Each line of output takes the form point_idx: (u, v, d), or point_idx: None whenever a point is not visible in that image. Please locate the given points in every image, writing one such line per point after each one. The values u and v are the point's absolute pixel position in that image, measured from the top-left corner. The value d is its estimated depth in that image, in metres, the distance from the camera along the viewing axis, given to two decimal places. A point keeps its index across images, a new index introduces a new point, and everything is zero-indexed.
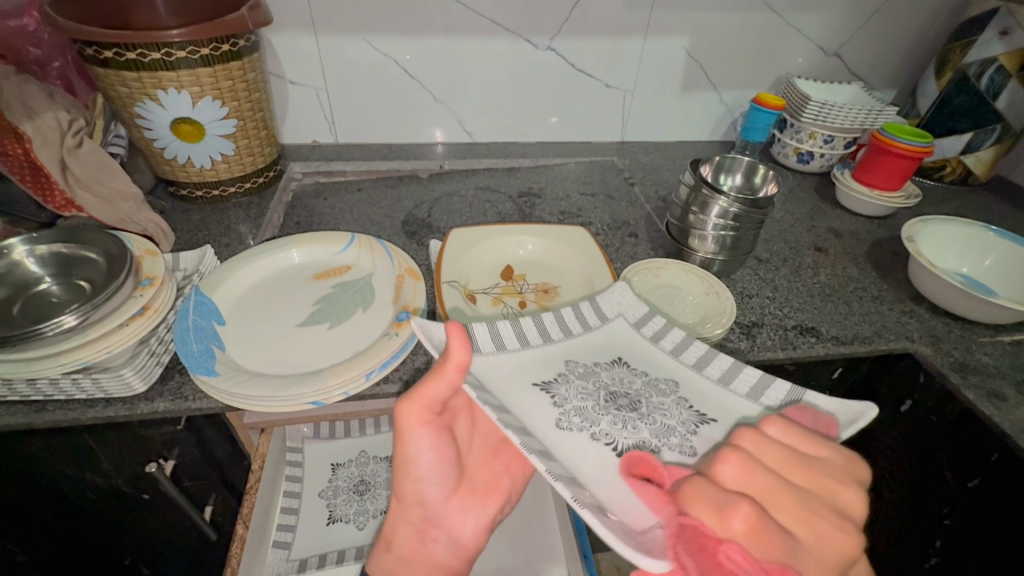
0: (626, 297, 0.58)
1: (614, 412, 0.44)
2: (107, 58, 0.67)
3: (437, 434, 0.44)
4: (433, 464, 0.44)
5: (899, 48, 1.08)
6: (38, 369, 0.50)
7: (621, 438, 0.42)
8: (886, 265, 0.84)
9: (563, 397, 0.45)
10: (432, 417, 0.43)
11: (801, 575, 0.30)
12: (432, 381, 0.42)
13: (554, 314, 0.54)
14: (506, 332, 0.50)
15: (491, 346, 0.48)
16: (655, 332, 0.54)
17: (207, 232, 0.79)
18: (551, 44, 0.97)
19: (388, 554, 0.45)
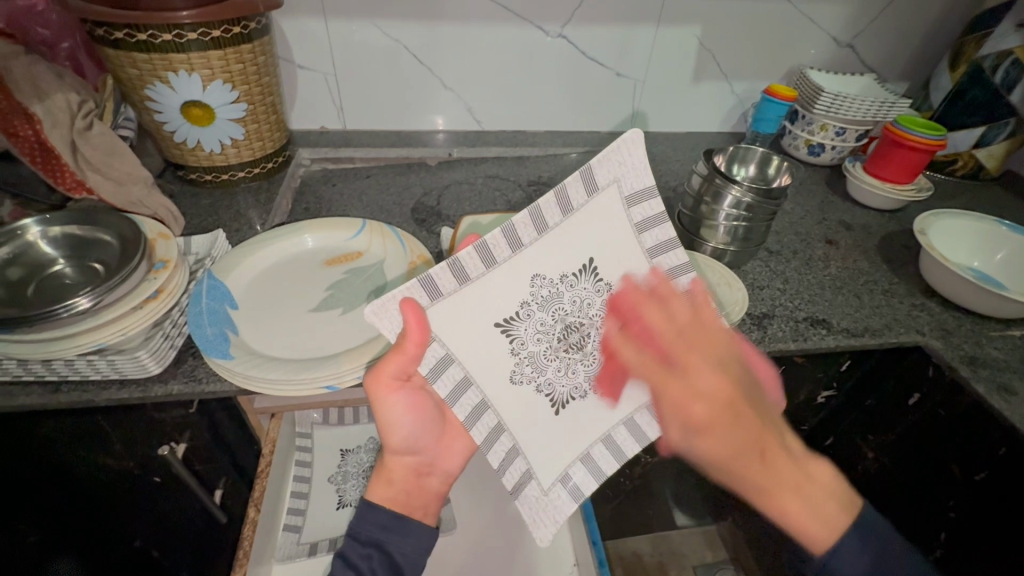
0: (629, 159, 0.47)
1: (563, 355, 0.50)
2: (118, 39, 0.67)
3: (399, 402, 0.52)
4: (406, 414, 0.53)
5: (913, 40, 1.06)
6: (53, 349, 0.50)
7: (559, 387, 0.50)
8: (897, 258, 0.84)
9: (521, 341, 0.49)
10: (400, 384, 0.51)
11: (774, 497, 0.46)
12: (393, 359, 0.46)
13: (528, 210, 0.46)
14: (471, 259, 0.46)
15: (454, 285, 0.46)
16: (642, 220, 0.49)
17: (216, 216, 0.79)
18: (563, 31, 0.96)
19: (389, 488, 0.56)
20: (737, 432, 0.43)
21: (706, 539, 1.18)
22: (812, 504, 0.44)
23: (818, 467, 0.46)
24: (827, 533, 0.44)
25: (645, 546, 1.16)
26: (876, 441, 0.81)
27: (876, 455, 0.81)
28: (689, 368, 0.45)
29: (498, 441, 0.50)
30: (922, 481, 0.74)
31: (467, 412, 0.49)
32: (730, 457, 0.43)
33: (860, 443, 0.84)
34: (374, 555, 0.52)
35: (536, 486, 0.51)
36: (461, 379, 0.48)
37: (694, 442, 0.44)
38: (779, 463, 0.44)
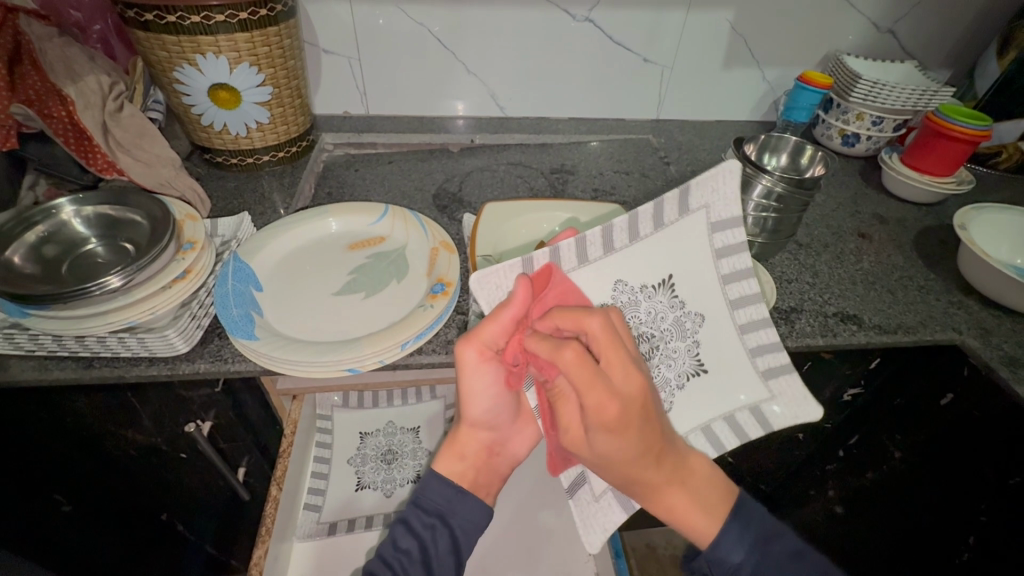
0: (725, 186, 0.46)
1: None
2: (148, 21, 0.67)
3: (485, 372, 0.51)
4: (490, 389, 0.52)
5: (959, 25, 1.01)
6: (86, 325, 0.51)
7: None
8: (934, 254, 0.81)
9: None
10: (491, 355, 0.51)
11: (681, 524, 0.47)
12: (488, 325, 0.48)
13: (628, 215, 0.50)
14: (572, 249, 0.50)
15: (555, 270, 0.50)
16: (724, 246, 0.48)
17: (242, 199, 0.80)
18: (590, 15, 0.94)
19: (459, 462, 0.55)
20: (638, 446, 0.44)
21: None
22: (695, 494, 0.47)
23: (699, 462, 0.49)
24: (712, 522, 0.47)
25: (659, 538, 1.15)
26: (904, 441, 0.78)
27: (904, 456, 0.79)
28: (605, 365, 0.43)
29: (553, 414, 0.54)
30: (953, 484, 0.72)
31: (546, 404, 0.53)
32: (632, 457, 0.44)
33: (886, 442, 0.81)
34: (437, 526, 0.52)
35: (588, 490, 0.53)
36: (540, 367, 0.52)
37: (596, 445, 0.45)
38: (667, 463, 0.46)
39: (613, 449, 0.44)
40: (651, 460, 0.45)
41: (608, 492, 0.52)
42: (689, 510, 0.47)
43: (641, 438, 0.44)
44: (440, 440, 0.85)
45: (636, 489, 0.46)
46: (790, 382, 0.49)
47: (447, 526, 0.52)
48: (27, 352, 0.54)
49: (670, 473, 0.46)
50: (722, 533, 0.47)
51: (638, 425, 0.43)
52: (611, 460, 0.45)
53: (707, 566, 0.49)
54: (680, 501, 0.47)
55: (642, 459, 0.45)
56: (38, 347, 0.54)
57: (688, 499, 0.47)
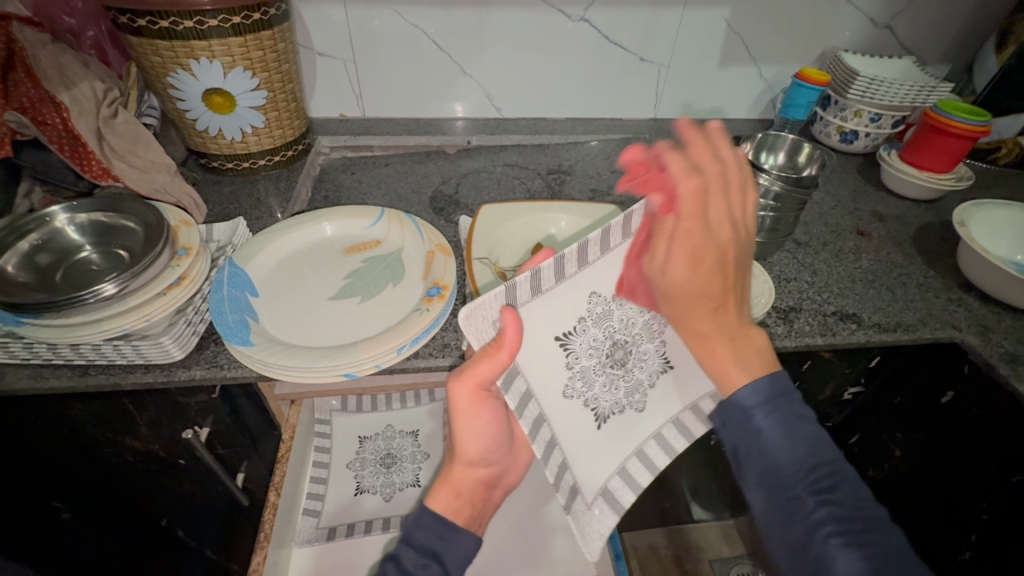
0: None
1: (608, 371, 0.49)
2: (141, 27, 0.67)
3: (481, 411, 0.50)
4: (486, 425, 0.51)
5: (957, 21, 1.01)
6: (81, 333, 0.51)
7: (603, 402, 0.49)
8: (934, 251, 0.80)
9: (575, 355, 0.49)
10: (483, 394, 0.49)
11: (713, 368, 0.44)
12: (484, 365, 0.45)
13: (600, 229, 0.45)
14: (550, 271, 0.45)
15: (528, 296, 0.46)
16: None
17: (238, 204, 0.80)
18: (585, 15, 0.93)
19: (455, 499, 0.51)
20: (715, 274, 0.42)
21: (724, 534, 1.15)
22: (742, 356, 0.44)
23: (758, 334, 0.45)
24: (744, 380, 0.43)
25: (661, 538, 1.15)
26: (905, 439, 0.78)
27: (904, 455, 0.78)
28: (714, 200, 0.42)
29: (541, 430, 0.49)
30: (955, 483, 0.71)
31: (529, 425, 0.49)
32: (700, 283, 0.42)
33: (886, 440, 0.81)
34: (431, 565, 0.47)
35: (581, 500, 0.50)
36: (524, 391, 0.48)
37: (672, 265, 0.43)
38: (728, 312, 0.44)
39: (687, 254, 0.42)
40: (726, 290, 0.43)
41: (600, 496, 0.49)
42: (732, 361, 0.44)
43: (716, 272, 0.42)
44: (439, 443, 0.84)
45: (699, 303, 0.43)
46: None
47: (441, 563, 0.48)
48: (22, 360, 0.55)
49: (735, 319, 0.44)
50: (754, 388, 0.43)
51: (716, 260, 0.42)
52: (680, 265, 0.42)
53: (722, 423, 0.45)
54: (723, 350, 0.44)
55: (704, 279, 0.42)
56: (33, 356, 0.54)
57: (733, 348, 0.44)
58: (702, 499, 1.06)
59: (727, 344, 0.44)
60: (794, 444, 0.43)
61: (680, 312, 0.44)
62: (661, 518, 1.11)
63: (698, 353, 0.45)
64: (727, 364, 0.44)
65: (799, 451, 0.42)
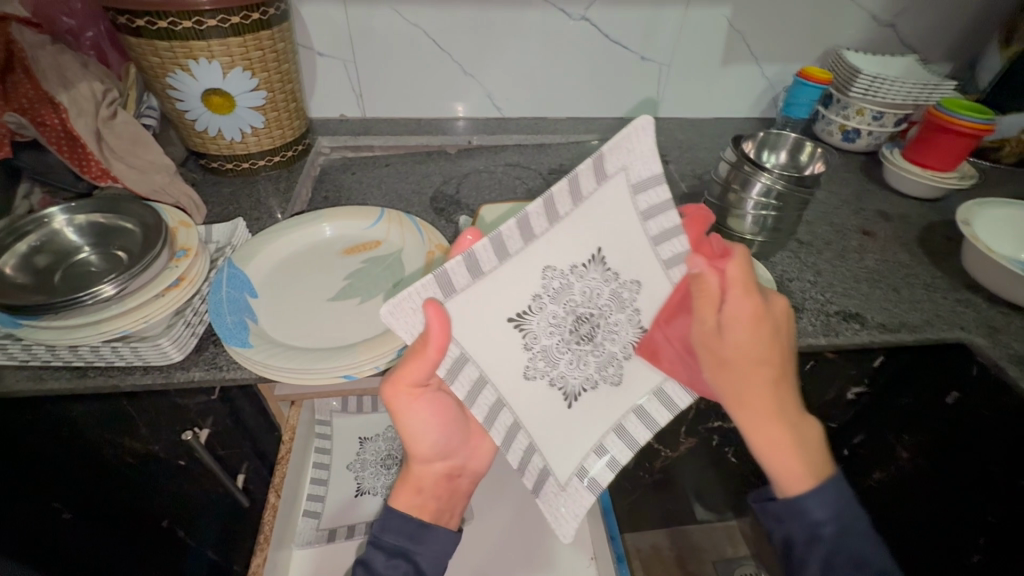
0: (641, 145, 0.41)
1: (574, 348, 0.47)
2: (140, 27, 0.67)
3: (421, 406, 0.49)
4: (432, 417, 0.50)
5: (961, 18, 1.00)
6: (80, 335, 0.51)
7: (571, 380, 0.47)
8: (938, 251, 0.80)
9: (534, 335, 0.45)
10: (419, 390, 0.48)
11: (774, 458, 0.44)
12: (411, 364, 0.43)
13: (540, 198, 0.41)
14: (487, 251, 0.41)
15: (468, 280, 0.41)
16: (649, 208, 0.42)
17: (238, 205, 0.80)
18: (586, 13, 0.93)
19: (418, 496, 0.52)
20: (770, 351, 0.44)
21: (727, 535, 1.15)
22: (801, 449, 0.45)
23: (813, 425, 0.46)
24: (805, 477, 0.44)
25: (664, 539, 1.14)
26: (912, 441, 0.77)
27: (912, 457, 0.78)
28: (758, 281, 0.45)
29: (499, 416, 0.46)
30: (962, 485, 0.71)
31: (484, 413, 0.45)
32: (758, 354, 0.43)
33: (893, 440, 0.80)
34: (401, 565, 0.50)
35: (553, 482, 0.48)
36: (477, 377, 0.44)
37: (731, 341, 0.43)
38: (783, 392, 0.45)
39: (742, 331, 0.43)
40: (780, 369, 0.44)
41: (574, 477, 0.48)
42: (790, 449, 0.44)
43: (771, 347, 0.44)
44: None
45: (761, 391, 0.44)
46: None
47: (414, 560, 0.51)
48: (21, 362, 0.54)
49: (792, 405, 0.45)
50: (817, 490, 0.44)
51: (769, 332, 0.44)
52: (738, 337, 0.43)
53: (777, 517, 0.46)
54: (783, 437, 0.44)
55: (760, 353, 0.43)
56: (32, 357, 0.54)
57: (791, 437, 0.44)
58: (704, 500, 1.05)
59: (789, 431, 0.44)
60: (858, 562, 0.44)
61: (739, 397, 0.44)
62: (663, 518, 1.11)
63: (755, 444, 0.45)
64: (790, 455, 0.44)
65: (861, 562, 0.44)
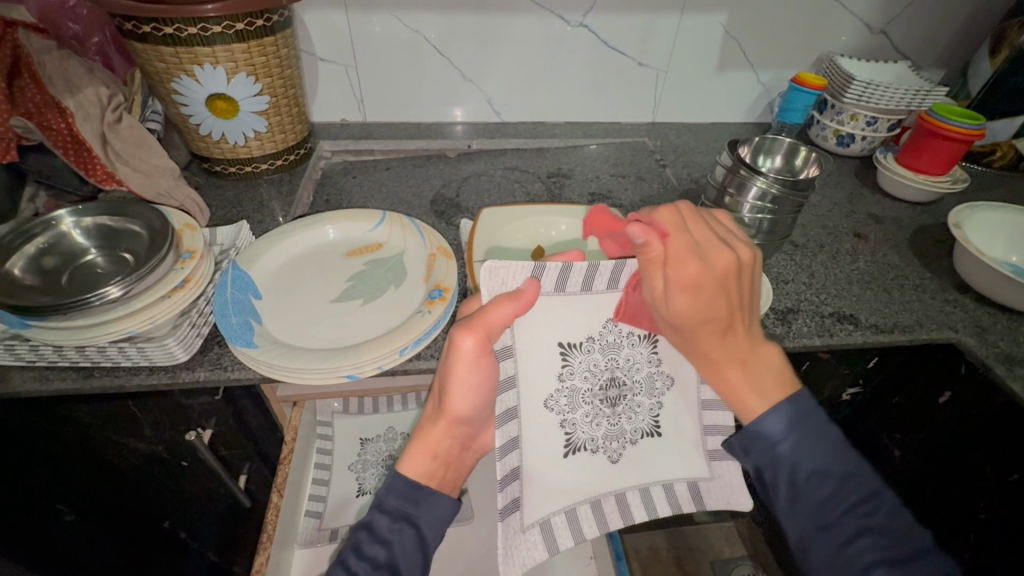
0: None
1: (595, 403, 0.53)
2: (146, 33, 0.68)
3: (479, 368, 0.50)
4: (480, 382, 0.50)
5: (952, 25, 1.02)
6: (86, 336, 0.52)
7: (579, 431, 0.53)
8: (930, 253, 0.81)
9: (570, 370, 0.52)
10: (484, 350, 0.49)
11: (736, 397, 0.47)
12: (493, 314, 0.47)
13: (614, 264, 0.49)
14: (578, 274, 0.49)
15: (552, 289, 0.50)
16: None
17: (241, 208, 0.81)
18: (584, 20, 0.94)
19: (432, 461, 0.52)
20: (714, 302, 0.44)
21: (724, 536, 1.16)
22: (756, 379, 0.46)
23: (769, 351, 0.47)
24: (761, 403, 0.46)
25: (662, 540, 1.15)
26: (903, 439, 0.78)
27: (903, 454, 0.79)
28: (692, 234, 0.46)
29: (508, 425, 0.51)
30: (951, 483, 0.72)
31: (501, 411, 0.51)
32: (704, 307, 0.45)
33: (885, 441, 0.81)
34: (404, 529, 0.49)
35: (519, 518, 0.51)
36: (509, 376, 0.50)
37: (671, 298, 0.45)
38: (737, 336, 0.46)
39: (681, 288, 0.44)
40: (733, 315, 0.45)
41: (537, 527, 0.51)
42: (743, 386, 0.46)
43: (716, 296, 0.44)
44: None
45: (713, 335, 0.46)
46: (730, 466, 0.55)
47: (416, 527, 0.50)
48: (28, 362, 0.55)
49: (749, 346, 0.47)
50: (773, 415, 0.46)
51: (712, 285, 0.44)
52: (675, 296, 0.45)
53: (743, 449, 0.48)
54: (733, 374, 0.46)
55: (707, 303, 0.44)
56: (39, 358, 0.55)
57: (748, 377, 0.46)
58: None
59: (741, 374, 0.46)
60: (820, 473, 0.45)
61: (688, 343, 0.47)
62: None
63: (714, 384, 0.48)
64: (743, 394, 0.46)
65: (823, 472, 0.45)
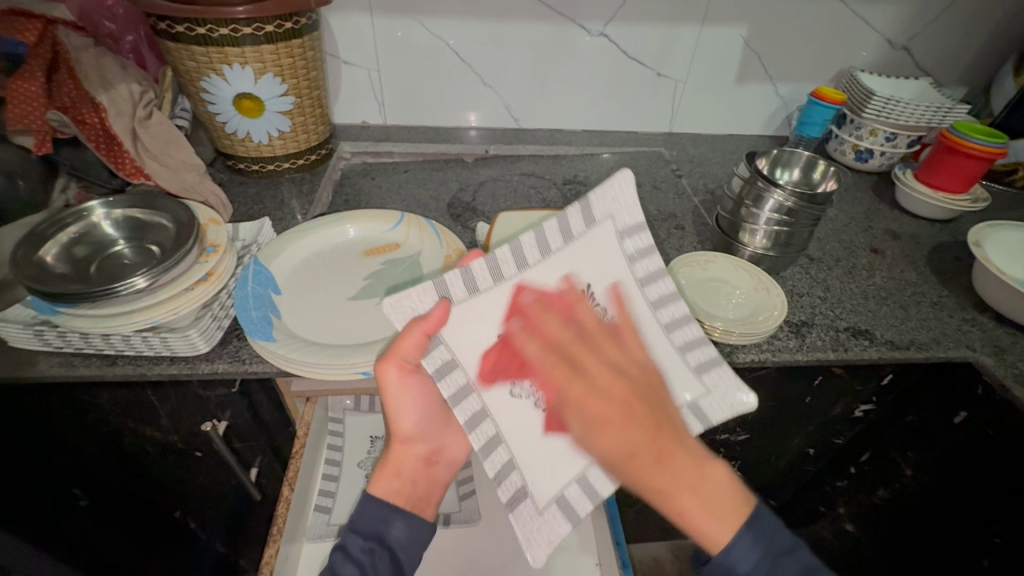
0: (624, 194, 0.49)
1: None
2: (179, 33, 0.70)
3: (410, 392, 0.52)
4: (416, 401, 0.53)
5: (975, 43, 1.01)
6: (112, 325, 0.53)
7: None
8: (947, 271, 0.80)
9: None
10: (411, 371, 0.51)
11: (692, 525, 0.42)
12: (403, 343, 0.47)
13: (510, 247, 0.48)
14: (481, 269, 0.48)
15: (464, 293, 0.48)
16: (635, 252, 0.50)
17: (262, 205, 0.82)
18: (604, 30, 0.96)
19: (396, 479, 0.55)
20: (637, 428, 0.42)
21: None
22: (711, 504, 0.42)
23: (717, 472, 0.43)
24: (723, 530, 0.42)
25: (666, 552, 1.15)
26: (916, 458, 0.77)
27: (915, 474, 0.77)
28: (594, 357, 0.45)
29: (482, 425, 0.48)
30: (963, 504, 0.71)
31: (467, 416, 0.48)
32: (630, 447, 0.42)
33: (898, 459, 0.80)
34: (375, 548, 0.51)
35: (530, 504, 0.47)
36: (463, 382, 0.48)
37: (599, 439, 0.43)
38: (676, 463, 0.42)
39: (602, 420, 0.42)
40: (664, 441, 0.42)
41: (552, 505, 0.47)
42: (704, 515, 0.42)
43: (642, 421, 0.42)
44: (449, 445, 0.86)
45: (651, 474, 0.41)
46: (721, 373, 0.50)
47: (386, 548, 0.52)
48: (55, 348, 0.56)
49: (697, 476, 0.42)
50: (735, 540, 0.42)
51: (636, 408, 0.43)
52: (604, 441, 0.42)
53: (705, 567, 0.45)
54: (692, 505, 0.42)
55: (628, 436, 0.42)
56: (66, 344, 0.56)
57: (711, 511, 0.42)
58: None
59: (696, 504, 0.42)
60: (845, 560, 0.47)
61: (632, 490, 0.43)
62: (666, 530, 1.11)
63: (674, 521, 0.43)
64: (703, 524, 0.42)
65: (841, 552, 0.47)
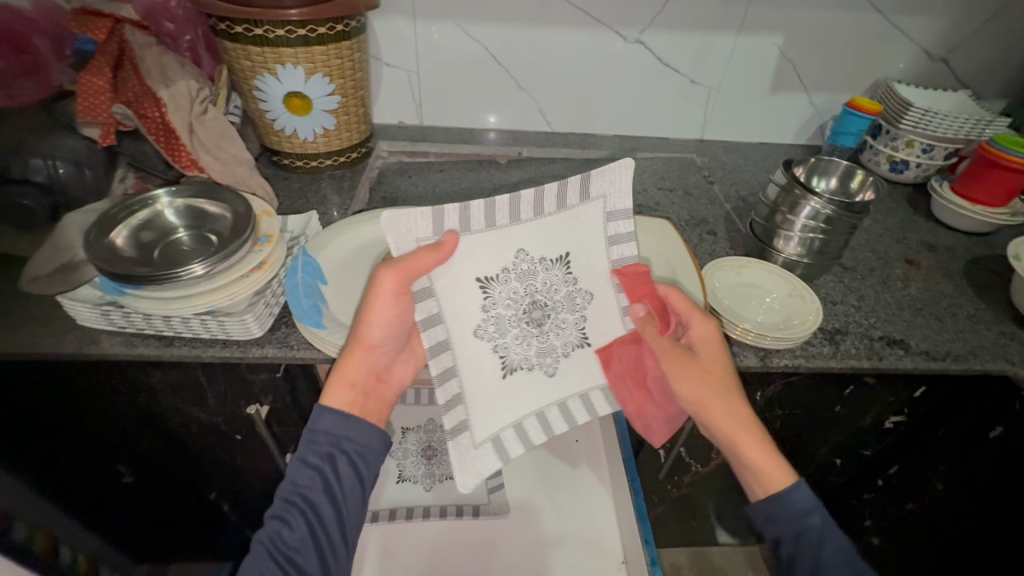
0: (620, 181, 0.55)
1: (522, 326, 0.56)
2: (237, 33, 0.74)
3: (396, 305, 0.54)
4: (393, 315, 0.55)
5: (1016, 56, 1.00)
6: (173, 307, 0.56)
7: (512, 353, 0.56)
8: (984, 284, 0.80)
9: (492, 300, 0.55)
10: (405, 291, 0.53)
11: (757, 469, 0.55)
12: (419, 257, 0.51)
13: (509, 197, 0.54)
14: (478, 212, 0.54)
15: (458, 230, 0.54)
16: (616, 235, 0.56)
17: (305, 200, 0.85)
18: (641, 36, 0.97)
19: (350, 390, 0.55)
20: (729, 377, 0.58)
21: (749, 560, 1.14)
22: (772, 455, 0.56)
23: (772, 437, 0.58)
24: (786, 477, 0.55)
25: (684, 559, 1.15)
26: (946, 471, 0.77)
27: (947, 487, 0.77)
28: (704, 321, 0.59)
29: (442, 355, 0.54)
30: (997, 519, 0.71)
31: (440, 369, 0.54)
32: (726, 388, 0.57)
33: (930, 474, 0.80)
34: (334, 458, 0.54)
35: (469, 437, 0.54)
36: (441, 339, 0.54)
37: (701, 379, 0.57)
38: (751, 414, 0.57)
39: (709, 360, 0.58)
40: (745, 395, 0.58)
41: (488, 441, 0.54)
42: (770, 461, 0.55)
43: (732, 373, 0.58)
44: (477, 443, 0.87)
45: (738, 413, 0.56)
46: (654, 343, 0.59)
47: (344, 456, 0.54)
48: (118, 328, 0.59)
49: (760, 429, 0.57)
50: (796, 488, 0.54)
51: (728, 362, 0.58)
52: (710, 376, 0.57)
53: (770, 520, 0.54)
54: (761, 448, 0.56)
55: (724, 378, 0.58)
56: (128, 325, 0.59)
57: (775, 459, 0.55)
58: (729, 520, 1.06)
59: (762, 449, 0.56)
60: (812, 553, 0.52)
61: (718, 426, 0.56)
62: (685, 535, 1.12)
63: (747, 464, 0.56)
64: (769, 468, 0.55)
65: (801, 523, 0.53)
